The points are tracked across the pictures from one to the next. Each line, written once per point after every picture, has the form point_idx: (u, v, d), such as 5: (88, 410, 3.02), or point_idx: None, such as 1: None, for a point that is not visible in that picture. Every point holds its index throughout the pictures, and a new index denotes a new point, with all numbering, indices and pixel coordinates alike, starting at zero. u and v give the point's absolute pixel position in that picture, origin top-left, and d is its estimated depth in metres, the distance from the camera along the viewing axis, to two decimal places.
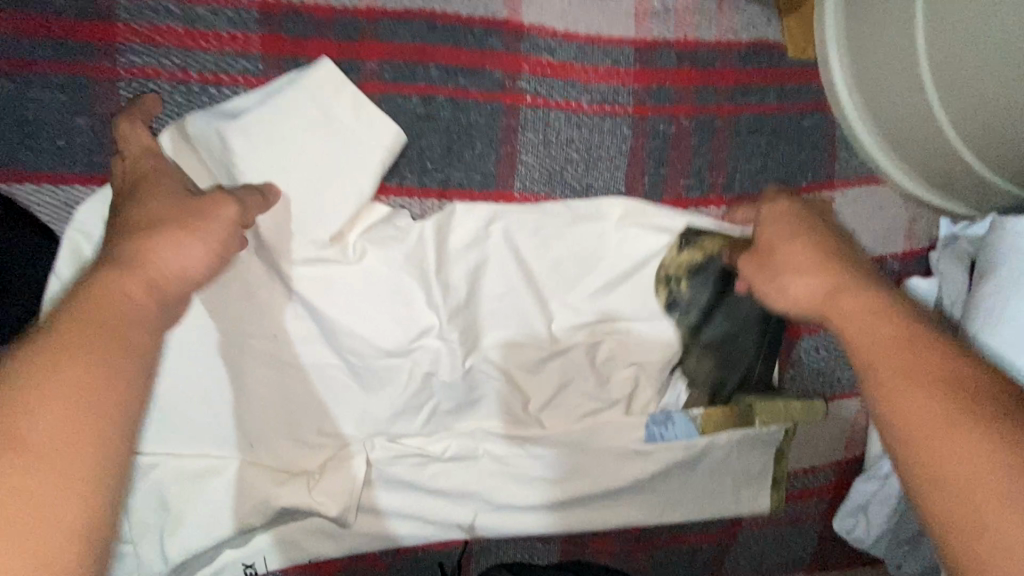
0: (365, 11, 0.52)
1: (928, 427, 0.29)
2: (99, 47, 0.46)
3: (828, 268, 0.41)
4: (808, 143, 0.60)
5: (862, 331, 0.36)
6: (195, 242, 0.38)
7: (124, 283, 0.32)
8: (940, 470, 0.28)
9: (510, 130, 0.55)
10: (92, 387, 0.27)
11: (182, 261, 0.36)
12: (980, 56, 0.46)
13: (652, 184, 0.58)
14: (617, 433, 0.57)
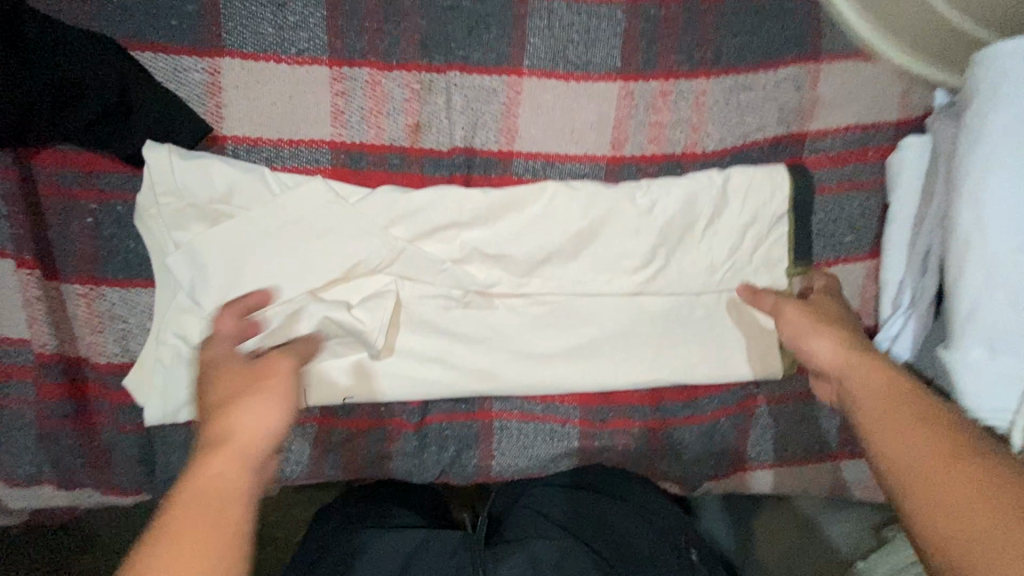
0: None
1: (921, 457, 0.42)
2: None
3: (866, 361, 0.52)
4: (795, 21, 0.65)
5: (896, 419, 0.45)
6: (264, 406, 0.47)
7: (209, 464, 0.42)
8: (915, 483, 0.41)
9: (521, 16, 0.64)
10: (211, 540, 0.38)
11: (248, 429, 0.45)
12: None
13: (647, 58, 0.65)
14: (618, 276, 0.66)
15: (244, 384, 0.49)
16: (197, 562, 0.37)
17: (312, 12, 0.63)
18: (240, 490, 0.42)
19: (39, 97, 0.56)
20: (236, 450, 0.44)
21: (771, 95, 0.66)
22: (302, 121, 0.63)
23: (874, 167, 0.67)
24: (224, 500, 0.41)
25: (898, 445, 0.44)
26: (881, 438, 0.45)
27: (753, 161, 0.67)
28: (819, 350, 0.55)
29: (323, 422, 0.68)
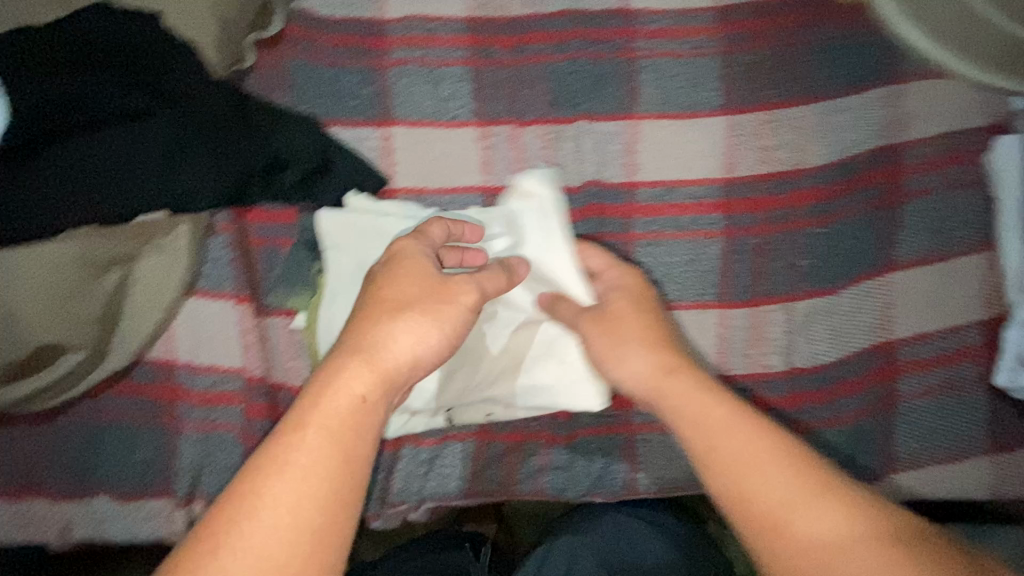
0: (529, 13, 0.78)
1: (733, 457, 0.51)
2: (376, 50, 0.77)
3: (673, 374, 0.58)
4: (870, 54, 0.76)
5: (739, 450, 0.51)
6: (421, 331, 0.54)
7: (348, 388, 0.49)
8: (748, 480, 0.49)
9: (631, 74, 0.77)
10: (336, 478, 0.46)
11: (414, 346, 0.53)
12: None
13: (745, 96, 0.75)
14: (741, 280, 0.72)
15: (430, 285, 0.56)
16: (310, 501, 0.45)
17: (460, 87, 0.77)
18: (350, 432, 0.48)
19: (260, 164, 0.68)
20: (385, 371, 0.51)
21: (863, 114, 0.74)
22: (458, 171, 0.75)
23: (970, 168, 0.73)
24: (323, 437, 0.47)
25: (732, 443, 0.51)
26: (724, 441, 0.51)
27: (857, 171, 0.73)
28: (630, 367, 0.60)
29: (481, 437, 0.72)
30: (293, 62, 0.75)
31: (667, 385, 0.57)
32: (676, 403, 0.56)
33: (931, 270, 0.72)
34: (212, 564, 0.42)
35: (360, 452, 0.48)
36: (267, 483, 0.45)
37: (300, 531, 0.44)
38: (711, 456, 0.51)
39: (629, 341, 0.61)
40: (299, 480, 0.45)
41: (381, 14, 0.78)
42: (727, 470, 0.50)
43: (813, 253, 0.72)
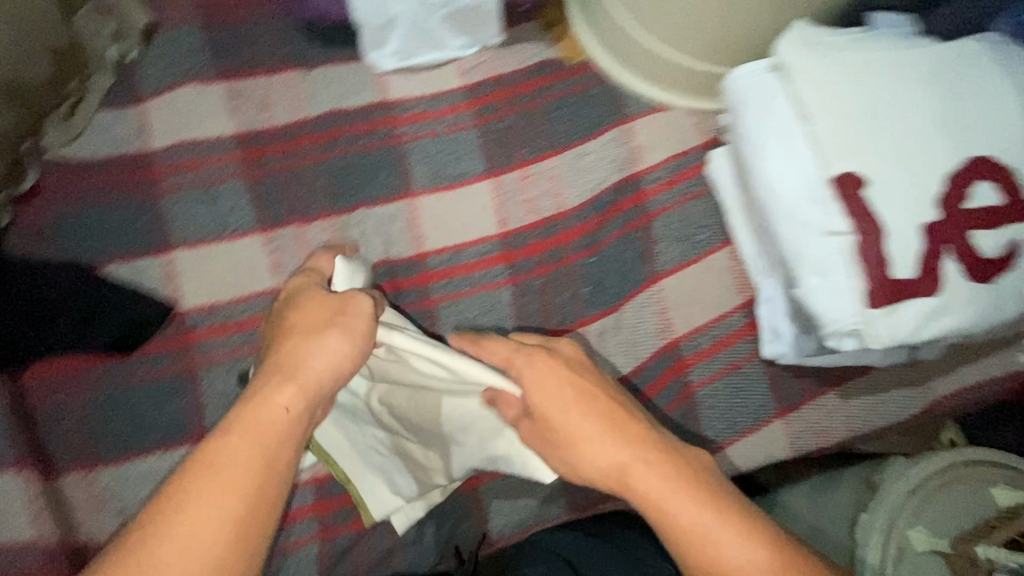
0: (295, 120, 0.85)
1: (693, 516, 0.53)
2: (148, 182, 0.79)
3: (600, 401, 0.60)
4: (600, 101, 0.89)
5: (682, 519, 0.54)
6: (337, 344, 0.59)
7: (281, 398, 0.56)
8: (708, 537, 0.52)
9: (401, 157, 0.84)
10: (264, 480, 0.52)
11: (321, 358, 0.58)
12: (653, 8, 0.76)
13: (503, 157, 0.85)
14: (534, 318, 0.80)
15: (321, 317, 0.60)
16: (230, 502, 0.49)
17: (239, 199, 0.80)
18: (281, 436, 0.54)
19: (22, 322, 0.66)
20: (305, 383, 0.57)
21: (603, 154, 0.86)
22: (246, 279, 0.77)
23: (699, 180, 0.85)
24: (263, 433, 0.53)
25: (684, 506, 0.54)
26: (671, 500, 0.54)
27: (609, 203, 0.84)
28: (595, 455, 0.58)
29: (324, 534, 0.75)
30: (64, 211, 0.77)
31: (619, 462, 0.57)
32: (644, 481, 0.56)
33: (692, 270, 0.82)
34: (143, 548, 0.47)
35: (284, 452, 0.54)
36: (190, 492, 0.49)
37: (230, 523, 0.49)
38: (660, 510, 0.55)
39: (587, 433, 0.59)
40: (221, 494, 0.49)
41: (147, 146, 0.81)
42: (677, 530, 0.54)
43: (589, 282, 0.81)
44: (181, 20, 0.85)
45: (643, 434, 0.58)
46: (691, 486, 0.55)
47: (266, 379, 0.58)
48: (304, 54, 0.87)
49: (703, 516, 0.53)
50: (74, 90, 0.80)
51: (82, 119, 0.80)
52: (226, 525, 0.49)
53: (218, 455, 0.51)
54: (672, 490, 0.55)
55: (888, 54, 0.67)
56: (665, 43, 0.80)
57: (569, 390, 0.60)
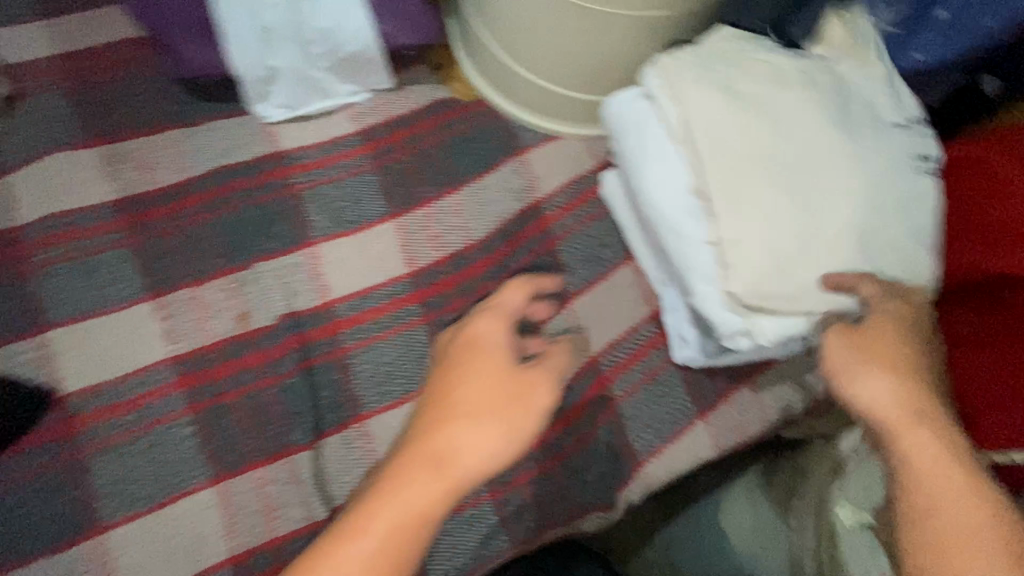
0: (179, 180, 0.82)
1: (927, 453, 0.48)
2: (16, 260, 0.74)
3: (883, 348, 0.55)
4: (494, 136, 0.92)
5: (914, 460, 0.48)
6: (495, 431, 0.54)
7: (470, 468, 0.53)
8: (937, 520, 0.45)
9: (298, 206, 0.83)
10: (449, 481, 0.52)
11: (468, 462, 0.52)
12: (526, 42, 0.83)
13: (404, 197, 0.86)
14: None
15: (505, 388, 0.56)
16: (385, 557, 0.49)
17: (122, 267, 0.75)
18: (421, 506, 0.51)
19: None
20: (524, 431, 0.55)
21: (502, 186, 0.88)
22: (136, 352, 0.71)
23: (597, 202, 0.89)
24: (476, 443, 0.53)
25: (945, 491, 0.46)
26: (925, 464, 0.47)
27: (514, 232, 0.86)
28: (876, 390, 0.53)
29: None
30: None
31: (911, 409, 0.51)
32: (918, 441, 0.49)
33: (601, 288, 0.85)
34: (393, 486, 0.51)
35: (469, 482, 0.53)
36: (452, 430, 0.53)
37: (415, 519, 0.50)
38: (919, 482, 0.47)
39: (878, 356, 0.55)
40: (399, 502, 0.50)
41: (15, 223, 0.76)
42: (934, 511, 0.46)
43: (503, 311, 0.82)
44: (43, 88, 0.81)
45: (904, 412, 0.51)
46: (951, 460, 0.47)
47: (505, 399, 0.56)
48: (184, 113, 0.85)
49: (951, 478, 0.46)
50: None
51: None
52: (373, 564, 0.49)
53: (349, 555, 0.48)
54: (922, 461, 0.48)
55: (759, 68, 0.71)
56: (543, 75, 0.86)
57: (895, 355, 0.55)
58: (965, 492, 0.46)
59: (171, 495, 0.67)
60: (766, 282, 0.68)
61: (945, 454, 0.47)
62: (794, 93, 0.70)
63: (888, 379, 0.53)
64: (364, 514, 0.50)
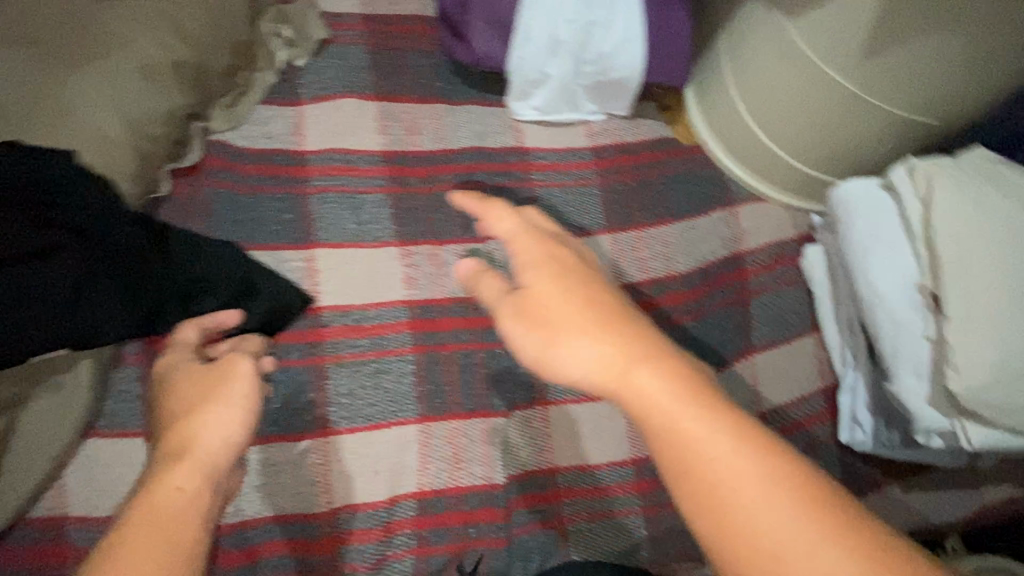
0: (438, 148, 0.91)
1: (733, 463, 0.42)
2: (298, 179, 0.83)
3: (642, 372, 0.47)
4: (711, 183, 0.98)
5: (682, 438, 0.44)
6: (226, 417, 0.55)
7: (174, 478, 0.49)
8: (727, 495, 0.41)
9: (531, 199, 0.91)
10: (164, 512, 0.46)
11: (217, 442, 0.53)
12: (781, 105, 0.88)
13: (623, 216, 0.92)
14: None
15: (206, 380, 0.58)
16: (160, 545, 0.44)
17: (380, 212, 0.84)
18: (194, 496, 0.48)
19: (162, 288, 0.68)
20: (198, 462, 0.51)
21: (712, 230, 0.93)
22: (382, 288, 0.80)
23: (794, 270, 0.93)
24: (191, 460, 0.51)
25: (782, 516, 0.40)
26: (722, 462, 0.42)
27: (716, 274, 0.90)
28: (581, 355, 0.49)
29: (414, 553, 0.72)
30: (211, 188, 0.78)
31: (681, 405, 0.45)
32: (635, 385, 0.47)
33: (784, 349, 0.89)
34: (162, 483, 0.48)
35: (189, 529, 0.46)
36: (213, 410, 0.55)
37: (184, 524, 0.46)
38: (717, 479, 0.42)
39: (572, 327, 0.50)
40: (188, 471, 0.50)
41: (300, 145, 0.85)
42: (729, 498, 0.41)
43: (691, 345, 0.86)
44: (350, 39, 0.91)
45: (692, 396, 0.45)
46: (746, 440, 0.43)
47: (156, 466, 0.51)
48: (452, 92, 0.94)
49: (741, 452, 0.43)
50: (240, 81, 0.84)
51: (244, 111, 0.84)
52: (185, 518, 0.46)
53: (174, 501, 0.47)
54: (689, 439, 0.44)
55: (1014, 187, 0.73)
56: (780, 141, 0.91)
57: (647, 347, 0.49)
58: (773, 474, 0.42)
59: (384, 421, 0.74)
60: (997, 389, 0.68)
61: (732, 447, 0.43)
62: None
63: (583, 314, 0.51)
64: (153, 501, 0.47)
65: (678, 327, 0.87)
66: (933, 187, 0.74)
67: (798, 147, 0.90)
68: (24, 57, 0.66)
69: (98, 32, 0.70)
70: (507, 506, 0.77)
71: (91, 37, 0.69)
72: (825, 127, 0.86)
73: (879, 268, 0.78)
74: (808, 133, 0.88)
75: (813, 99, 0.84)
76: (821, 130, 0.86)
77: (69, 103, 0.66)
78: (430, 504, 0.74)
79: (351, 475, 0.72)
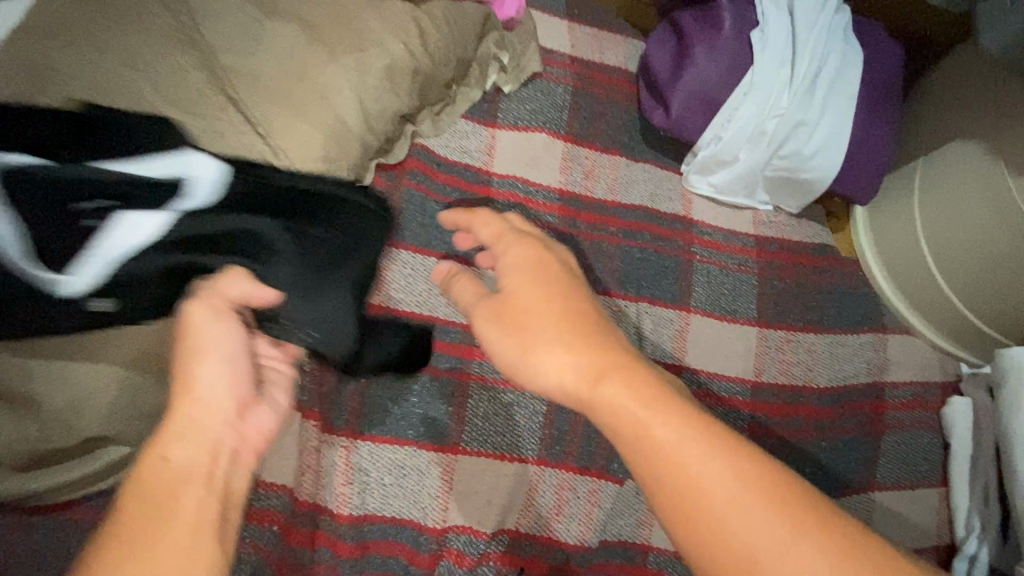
0: (609, 200, 0.93)
1: (714, 471, 0.41)
2: (480, 198, 0.86)
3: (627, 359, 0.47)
4: (865, 303, 0.95)
5: (663, 447, 0.42)
6: (219, 376, 0.51)
7: (161, 450, 0.47)
8: (699, 491, 0.40)
9: (688, 272, 0.90)
10: (171, 491, 0.45)
11: (201, 418, 0.49)
12: (962, 250, 0.86)
13: (774, 313, 0.91)
14: None
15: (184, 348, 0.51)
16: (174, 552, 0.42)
17: None
18: (202, 475, 0.47)
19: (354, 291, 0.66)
20: (195, 439, 0.48)
21: (859, 351, 0.91)
22: None
23: (933, 414, 0.90)
24: (191, 435, 0.48)
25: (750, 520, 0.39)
26: (699, 467, 0.41)
27: (852, 397, 0.88)
28: (553, 363, 0.48)
29: None
30: (405, 187, 0.82)
31: (652, 413, 0.44)
32: (617, 388, 0.45)
33: (905, 494, 0.85)
34: (158, 462, 0.46)
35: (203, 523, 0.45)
36: (192, 372, 0.50)
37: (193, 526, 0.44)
38: (691, 485, 0.41)
39: (551, 327, 0.49)
40: (187, 448, 0.47)
41: (487, 166, 0.88)
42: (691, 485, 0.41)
43: (813, 463, 0.85)
44: (557, 77, 0.94)
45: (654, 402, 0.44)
46: (702, 414, 0.44)
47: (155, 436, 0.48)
48: (634, 148, 0.96)
49: (723, 467, 0.41)
50: (449, 93, 0.88)
51: (447, 121, 0.88)
52: (192, 524, 0.44)
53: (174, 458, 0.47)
54: (658, 441, 0.43)
55: None
56: (951, 281, 0.89)
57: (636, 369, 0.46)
58: (732, 466, 0.41)
59: (509, 455, 0.76)
60: None
61: (701, 440, 0.42)
62: None
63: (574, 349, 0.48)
64: (139, 492, 0.44)
65: (804, 441, 0.85)
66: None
67: (970, 294, 0.87)
68: (297, 36, 0.70)
69: (361, 27, 0.74)
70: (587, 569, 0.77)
71: (354, 30, 0.73)
72: (1005, 285, 0.82)
73: None
74: (985, 282, 0.85)
75: (1007, 258, 0.81)
76: (1001, 286, 0.83)
77: (324, 88, 0.70)
78: (520, 546, 0.75)
79: (467, 500, 0.73)
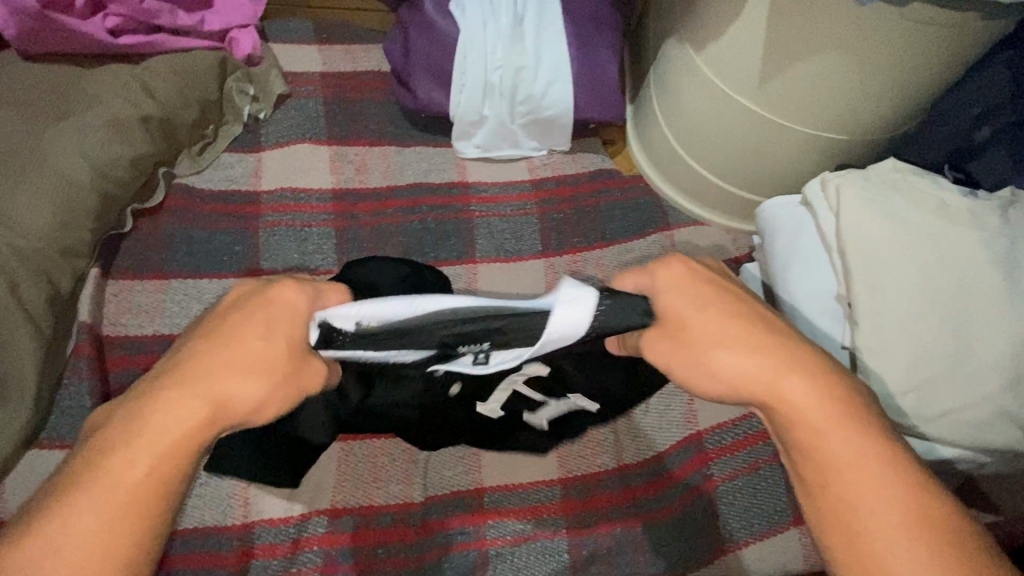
0: (384, 185, 0.98)
1: (887, 492, 0.44)
2: (253, 216, 0.92)
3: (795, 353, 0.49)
4: (646, 209, 1.01)
5: (870, 455, 0.45)
6: (250, 378, 0.45)
7: (155, 412, 0.43)
8: (873, 519, 0.44)
9: (469, 228, 0.96)
10: (130, 489, 0.42)
11: (216, 407, 0.44)
12: (697, 132, 0.93)
13: (558, 242, 0.97)
14: None
15: (259, 352, 0.45)
16: (87, 548, 0.41)
17: (325, 243, 0.92)
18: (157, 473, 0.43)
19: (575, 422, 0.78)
20: (204, 416, 0.44)
21: (646, 254, 0.96)
22: None
23: None
24: (189, 418, 0.43)
25: (891, 547, 0.43)
26: (872, 477, 0.45)
27: None
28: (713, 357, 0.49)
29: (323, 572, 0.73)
30: (171, 226, 0.88)
31: (830, 411, 0.47)
32: (820, 418, 0.47)
33: None
34: (137, 423, 0.43)
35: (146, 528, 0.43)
36: (217, 360, 0.45)
37: (126, 505, 0.42)
38: (871, 494, 0.45)
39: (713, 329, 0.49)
40: (171, 427, 0.43)
41: (256, 187, 0.94)
42: (837, 481, 0.45)
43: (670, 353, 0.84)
44: (307, 94, 1.02)
45: (845, 399, 0.47)
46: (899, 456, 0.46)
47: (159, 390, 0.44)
48: (401, 135, 1.03)
49: (889, 479, 0.45)
50: (207, 134, 0.95)
51: (209, 158, 0.94)
52: (131, 504, 0.42)
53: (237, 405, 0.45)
54: (823, 418, 0.47)
55: (922, 196, 0.74)
56: (705, 166, 0.96)
57: (783, 361, 0.48)
58: (873, 489, 0.45)
59: None
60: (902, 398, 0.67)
61: (855, 430, 0.46)
62: (963, 231, 0.71)
63: (749, 358, 0.48)
64: (94, 450, 0.44)
65: None
66: (843, 195, 0.75)
67: (721, 170, 0.95)
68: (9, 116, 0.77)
69: (79, 95, 0.82)
70: (423, 527, 0.77)
71: (74, 100, 0.81)
72: (735, 149, 0.91)
73: (800, 280, 0.78)
74: (723, 157, 0.93)
75: (731, 124, 0.88)
76: (733, 151, 0.91)
77: (46, 152, 0.77)
78: (341, 522, 0.76)
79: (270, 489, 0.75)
